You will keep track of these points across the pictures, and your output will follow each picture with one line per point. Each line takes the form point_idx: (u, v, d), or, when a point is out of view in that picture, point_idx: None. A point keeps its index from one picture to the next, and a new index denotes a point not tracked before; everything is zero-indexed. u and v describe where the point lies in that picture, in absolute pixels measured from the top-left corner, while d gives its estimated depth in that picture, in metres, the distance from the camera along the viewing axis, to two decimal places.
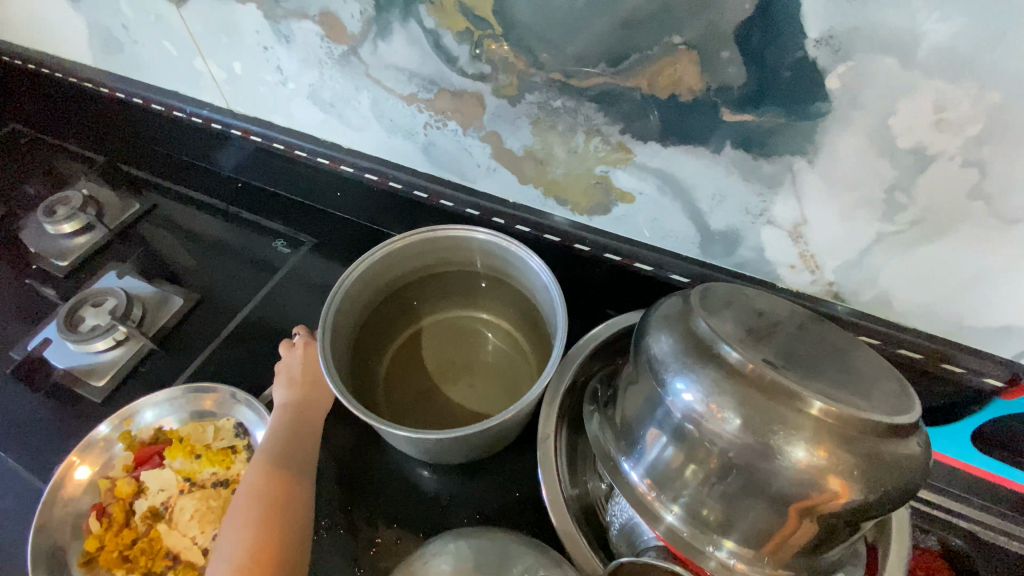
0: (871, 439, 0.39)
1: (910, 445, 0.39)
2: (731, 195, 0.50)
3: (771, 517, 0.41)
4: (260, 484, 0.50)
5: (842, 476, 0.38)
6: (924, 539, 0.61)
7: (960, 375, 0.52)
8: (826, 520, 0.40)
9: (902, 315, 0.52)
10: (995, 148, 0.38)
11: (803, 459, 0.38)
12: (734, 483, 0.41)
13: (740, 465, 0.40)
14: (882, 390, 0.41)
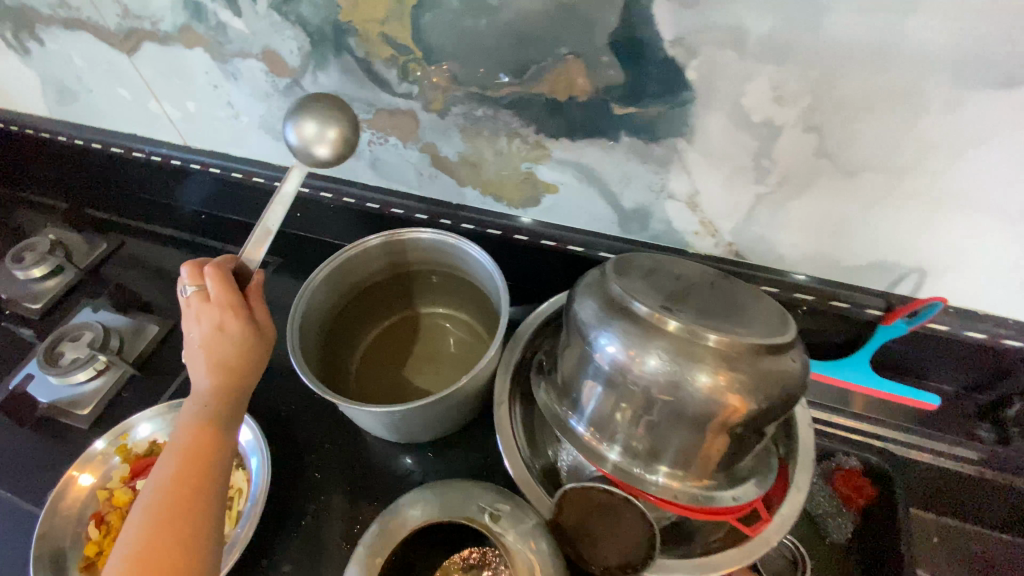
0: (758, 359, 0.47)
1: (790, 360, 0.48)
2: (636, 177, 0.58)
3: (690, 438, 0.49)
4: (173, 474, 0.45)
5: (737, 392, 0.46)
6: (846, 460, 0.69)
7: (847, 310, 0.62)
8: (732, 433, 0.48)
9: (793, 265, 0.61)
10: (825, 115, 0.47)
11: (706, 383, 0.46)
12: (656, 415, 0.49)
13: (658, 397, 0.48)
14: (763, 320, 0.50)
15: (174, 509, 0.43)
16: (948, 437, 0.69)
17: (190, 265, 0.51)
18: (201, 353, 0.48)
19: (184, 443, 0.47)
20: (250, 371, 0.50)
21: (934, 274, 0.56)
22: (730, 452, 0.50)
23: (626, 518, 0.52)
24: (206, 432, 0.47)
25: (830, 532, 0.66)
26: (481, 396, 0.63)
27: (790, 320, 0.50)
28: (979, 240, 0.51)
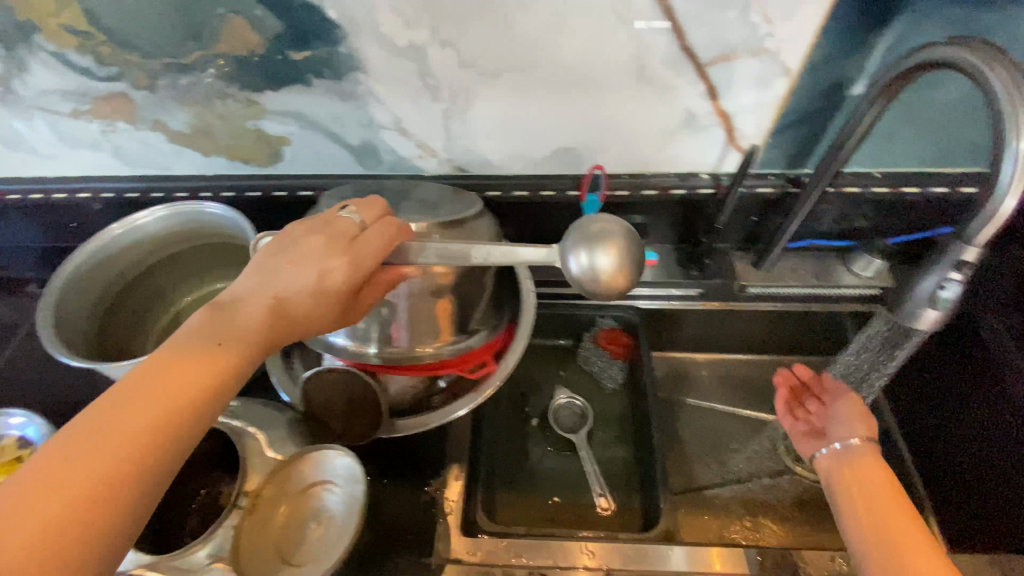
0: (456, 231, 0.57)
1: (480, 226, 0.60)
2: (343, 114, 0.66)
3: (424, 313, 0.58)
4: (201, 406, 0.39)
5: (446, 262, 0.56)
6: (607, 322, 0.87)
7: (556, 196, 0.74)
8: (454, 298, 0.58)
9: (504, 166, 0.72)
10: (448, 30, 0.57)
11: (422, 261, 0.55)
12: (391, 302, 0.56)
13: (387, 285, 0.55)
14: (452, 204, 0.61)
15: (166, 424, 0.37)
16: (677, 281, 0.81)
17: (377, 203, 0.50)
18: (304, 285, 0.44)
19: (168, 378, 0.38)
20: (267, 350, 0.43)
21: (601, 148, 0.69)
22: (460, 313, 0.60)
23: (356, 385, 0.59)
24: (205, 377, 0.39)
25: (603, 378, 0.88)
26: (254, 342, 0.67)
27: (474, 200, 0.63)
28: (610, 111, 0.64)
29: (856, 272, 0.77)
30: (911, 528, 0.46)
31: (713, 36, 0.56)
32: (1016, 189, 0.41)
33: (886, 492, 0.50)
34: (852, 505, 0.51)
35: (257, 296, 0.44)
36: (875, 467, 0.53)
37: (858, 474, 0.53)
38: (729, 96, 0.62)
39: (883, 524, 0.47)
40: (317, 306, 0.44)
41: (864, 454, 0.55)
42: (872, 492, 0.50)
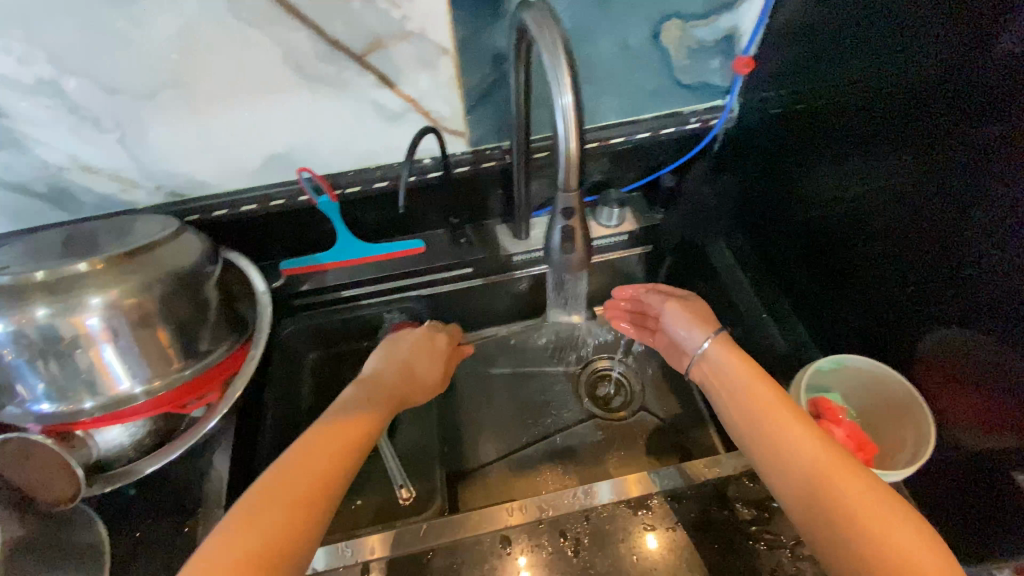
0: (138, 258, 0.59)
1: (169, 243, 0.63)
2: (9, 163, 0.62)
3: (129, 348, 0.59)
4: (351, 441, 0.53)
5: (130, 293, 0.58)
6: (393, 315, 0.86)
7: (285, 203, 0.73)
8: (157, 324, 0.60)
9: (220, 184, 0.71)
10: (73, 59, 0.55)
11: (99, 299, 0.56)
12: (81, 348, 0.57)
13: (66, 335, 0.56)
14: (139, 232, 0.63)
15: (305, 505, 0.45)
16: (445, 260, 0.82)
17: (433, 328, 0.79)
18: (371, 381, 0.65)
19: (310, 471, 0.47)
20: (399, 402, 0.65)
21: (310, 151, 0.69)
22: (182, 337, 0.62)
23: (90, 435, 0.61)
24: (352, 438, 0.53)
25: (403, 370, 0.88)
26: None
27: (170, 223, 0.65)
28: (297, 113, 0.64)
29: (604, 224, 0.82)
30: (824, 449, 0.46)
31: (351, 27, 0.57)
32: (572, 134, 0.44)
33: (785, 412, 0.50)
34: (761, 440, 0.50)
35: (381, 395, 0.62)
36: (766, 392, 0.53)
37: (758, 405, 0.52)
38: (404, 82, 0.64)
39: (792, 453, 0.47)
40: (383, 406, 0.60)
41: (745, 377, 0.55)
42: (779, 416, 0.50)
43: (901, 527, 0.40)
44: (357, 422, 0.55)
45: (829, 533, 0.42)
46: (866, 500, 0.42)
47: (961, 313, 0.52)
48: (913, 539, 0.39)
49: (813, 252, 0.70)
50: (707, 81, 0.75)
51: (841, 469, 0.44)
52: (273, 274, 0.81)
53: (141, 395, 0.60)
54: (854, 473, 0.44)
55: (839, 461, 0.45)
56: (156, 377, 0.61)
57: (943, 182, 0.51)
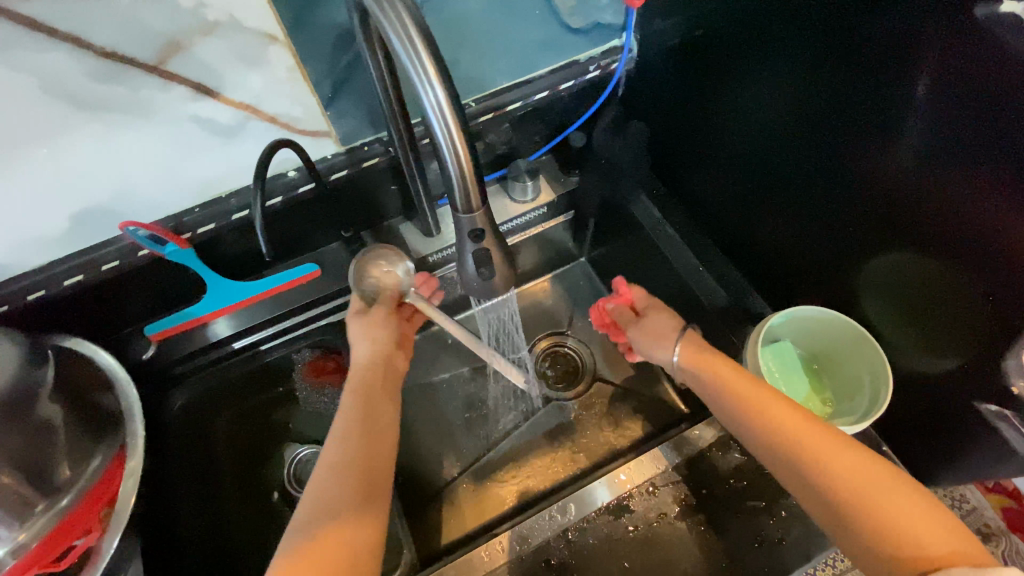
0: None
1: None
2: None
3: None
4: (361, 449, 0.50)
5: None
6: (306, 355, 0.73)
7: (123, 265, 0.56)
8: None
9: (22, 263, 0.54)
10: None
11: None
12: None
13: None
14: None
15: (354, 523, 0.45)
16: None
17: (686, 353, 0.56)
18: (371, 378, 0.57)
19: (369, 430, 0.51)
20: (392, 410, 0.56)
21: (132, 197, 0.53)
22: (33, 471, 0.49)
23: None
24: (375, 444, 0.50)
25: (330, 414, 0.73)
26: None
27: None
28: (93, 152, 0.49)
29: (519, 200, 0.74)
30: (877, 479, 0.43)
31: (133, 31, 0.44)
32: (456, 140, 0.36)
33: (770, 403, 0.48)
34: (791, 459, 0.46)
35: (364, 401, 0.54)
36: (783, 412, 0.48)
37: (745, 402, 0.49)
38: (229, 87, 0.50)
39: (821, 468, 0.44)
40: (380, 403, 0.55)
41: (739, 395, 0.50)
42: (766, 408, 0.48)
43: (913, 512, 0.41)
44: (352, 431, 0.51)
45: (859, 536, 0.42)
46: (909, 523, 0.40)
47: (911, 240, 0.49)
48: (911, 513, 0.41)
49: (740, 193, 0.66)
50: (599, 20, 0.68)
51: (893, 505, 0.41)
52: (137, 343, 0.66)
53: (6, 558, 0.48)
54: (903, 497, 0.42)
55: (864, 472, 0.43)
56: (22, 530, 0.49)
57: (873, 107, 0.47)
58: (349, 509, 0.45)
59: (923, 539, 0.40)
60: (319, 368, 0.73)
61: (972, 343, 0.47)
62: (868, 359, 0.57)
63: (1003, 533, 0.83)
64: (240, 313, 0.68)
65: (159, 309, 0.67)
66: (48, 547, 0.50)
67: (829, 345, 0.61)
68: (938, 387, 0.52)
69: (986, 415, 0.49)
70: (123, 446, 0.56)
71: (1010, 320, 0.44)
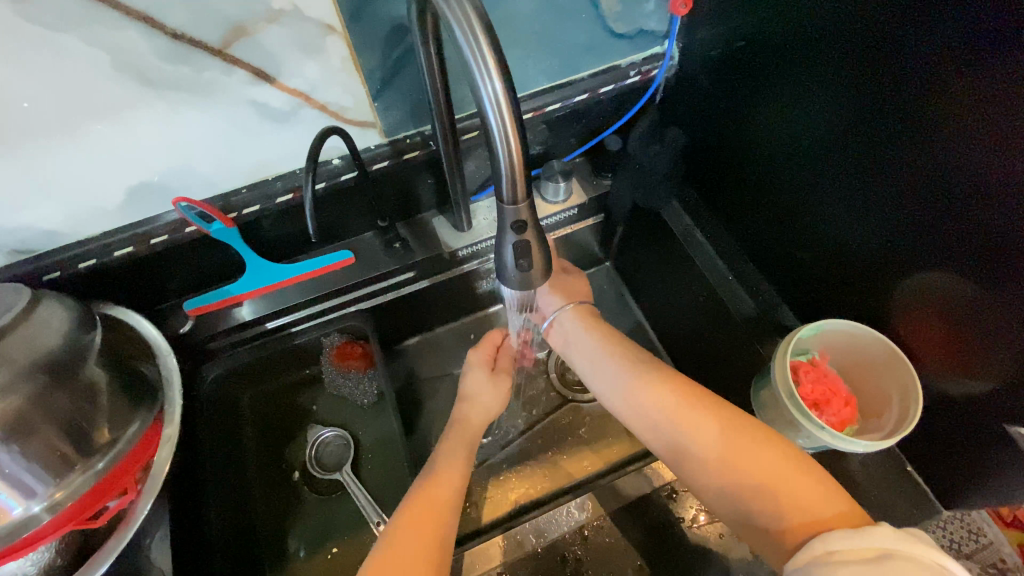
0: None
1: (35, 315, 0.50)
2: None
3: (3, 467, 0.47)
4: (450, 478, 0.56)
5: None
6: (334, 340, 0.74)
7: (171, 240, 0.60)
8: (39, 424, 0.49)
9: (78, 230, 0.57)
10: None
11: None
12: None
13: None
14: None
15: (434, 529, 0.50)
16: (383, 268, 0.71)
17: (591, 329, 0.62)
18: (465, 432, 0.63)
19: (449, 470, 0.57)
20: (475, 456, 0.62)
21: (186, 173, 0.56)
22: (77, 431, 0.51)
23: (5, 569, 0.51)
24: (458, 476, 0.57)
25: (358, 397, 0.76)
26: None
27: (25, 287, 0.51)
28: (153, 130, 0.51)
29: (551, 200, 0.75)
30: (772, 465, 0.46)
31: (201, 14, 0.45)
32: (510, 133, 0.37)
33: (682, 404, 0.51)
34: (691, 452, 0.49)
35: (460, 450, 0.61)
36: (684, 402, 0.51)
37: (659, 413, 0.52)
38: (286, 73, 0.52)
39: (747, 471, 0.46)
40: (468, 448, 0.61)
41: (655, 404, 0.52)
42: (681, 420, 0.50)
43: (800, 481, 0.44)
44: (446, 467, 0.58)
45: (752, 508, 0.45)
46: (796, 488, 0.44)
47: (945, 259, 0.49)
48: (801, 484, 0.44)
49: (772, 204, 0.66)
50: (644, 26, 0.67)
51: (766, 457, 0.46)
52: (176, 317, 0.68)
53: (44, 513, 0.50)
54: (806, 482, 0.44)
55: (777, 465, 0.46)
56: (58, 488, 0.50)
57: (914, 124, 0.47)
58: (431, 514, 0.52)
59: (803, 506, 0.43)
60: (347, 354, 0.74)
61: (1009, 367, 0.47)
62: (898, 376, 0.56)
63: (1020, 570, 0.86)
64: (274, 294, 0.70)
65: (199, 285, 0.70)
66: (86, 504, 0.52)
67: (863, 362, 0.60)
68: (970, 408, 0.52)
69: (1016, 439, 0.49)
70: (160, 414, 0.59)
71: None
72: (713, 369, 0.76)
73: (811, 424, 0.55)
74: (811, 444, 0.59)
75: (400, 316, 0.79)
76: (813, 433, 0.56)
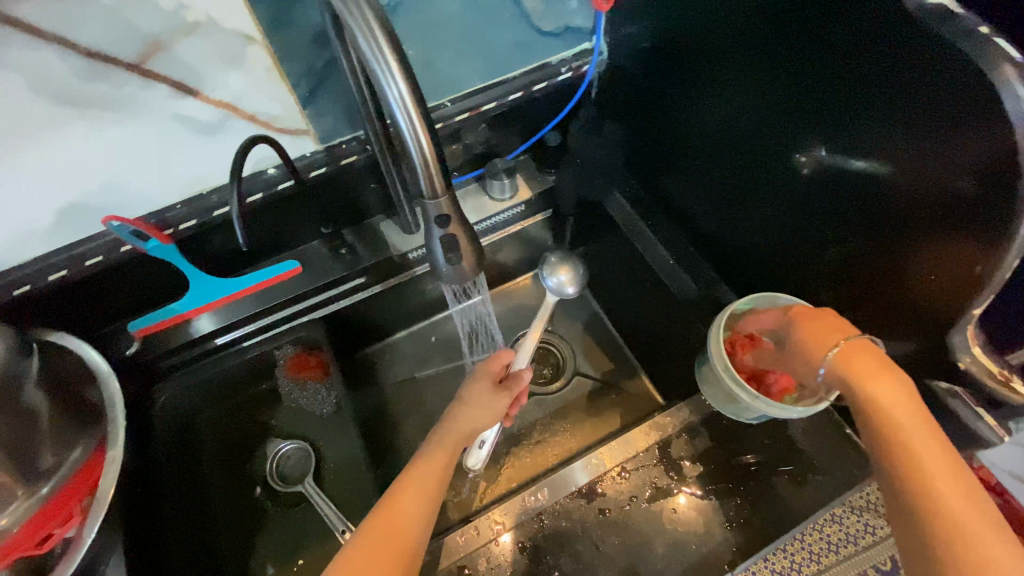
0: None
1: None
2: None
3: None
4: (414, 483, 0.52)
5: None
6: (287, 351, 0.73)
7: (107, 260, 0.59)
8: None
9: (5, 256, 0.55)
10: None
11: None
12: None
13: None
14: None
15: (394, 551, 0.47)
16: (332, 275, 0.71)
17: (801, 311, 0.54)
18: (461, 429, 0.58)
19: (417, 474, 0.53)
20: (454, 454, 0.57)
21: (116, 192, 0.56)
22: (16, 460, 0.50)
23: None
24: (427, 481, 0.53)
25: (315, 408, 0.75)
26: None
27: None
28: (78, 149, 0.51)
29: (497, 198, 0.76)
30: (968, 515, 0.40)
31: (115, 31, 0.46)
32: (419, 131, 0.38)
33: (900, 398, 0.45)
34: (889, 459, 0.44)
35: (438, 450, 0.56)
36: (910, 407, 0.45)
37: (874, 405, 0.46)
38: (209, 86, 0.52)
39: (939, 511, 0.41)
40: (451, 446, 0.57)
41: (876, 394, 0.46)
42: (895, 420, 0.44)
43: (988, 537, 0.39)
44: (418, 473, 0.53)
45: (927, 547, 0.40)
46: (980, 537, 0.39)
47: (862, 227, 0.51)
48: (988, 539, 0.39)
49: (708, 187, 0.68)
50: (570, 23, 0.71)
51: (947, 487, 0.41)
52: (121, 340, 0.67)
53: None
54: (1001, 543, 0.39)
55: (974, 514, 0.40)
56: (3, 516, 0.50)
57: (818, 102, 0.49)
58: (390, 532, 0.48)
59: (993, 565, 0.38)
60: (302, 364, 0.74)
61: (925, 326, 0.49)
62: None
63: None
64: (219, 308, 0.69)
65: (144, 306, 0.68)
66: (33, 529, 0.51)
67: None
68: (895, 369, 0.54)
69: (933, 392, 0.51)
70: (104, 438, 0.57)
71: (955, 302, 0.46)
72: (666, 353, 0.78)
73: (747, 395, 0.57)
74: (754, 416, 0.61)
75: (356, 324, 0.79)
76: (750, 404, 0.58)
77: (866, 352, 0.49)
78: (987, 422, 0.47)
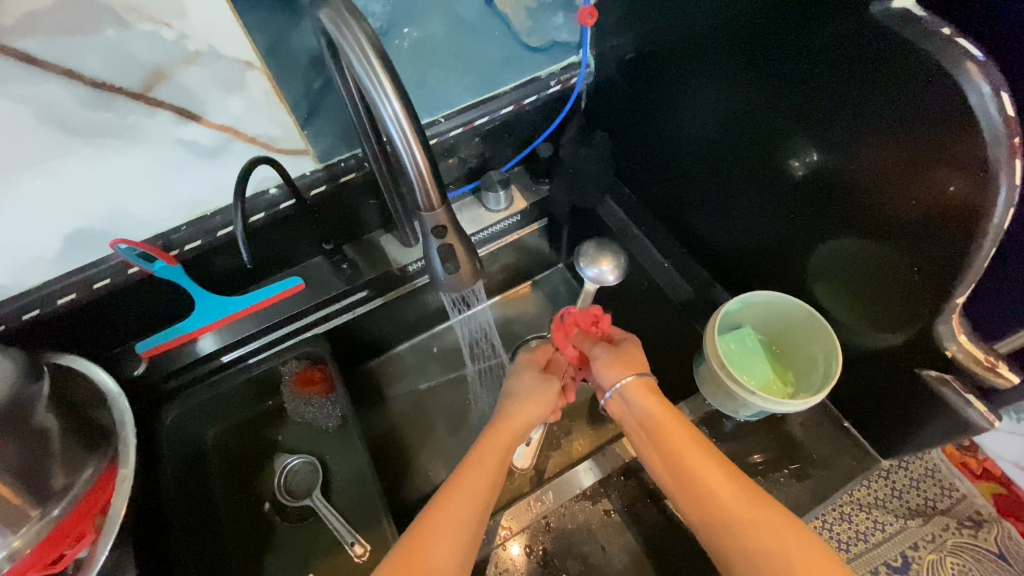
0: None
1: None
2: None
3: None
4: (468, 500, 0.49)
5: None
6: (293, 365, 0.73)
7: (114, 282, 0.61)
8: None
9: (16, 283, 0.57)
10: None
11: None
12: None
13: None
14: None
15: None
16: (334, 290, 0.73)
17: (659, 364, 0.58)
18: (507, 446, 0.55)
19: (470, 489, 0.50)
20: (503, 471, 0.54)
21: (122, 216, 0.58)
22: (30, 481, 0.51)
23: None
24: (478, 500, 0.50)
25: (320, 421, 0.76)
26: None
27: None
28: (84, 175, 0.52)
29: (493, 209, 0.78)
30: (772, 534, 0.44)
31: (117, 62, 0.47)
32: (413, 146, 0.40)
33: (678, 432, 0.52)
34: (695, 507, 0.48)
35: (489, 465, 0.53)
36: (687, 447, 0.51)
37: (665, 451, 0.51)
38: (210, 110, 0.54)
39: (754, 541, 0.44)
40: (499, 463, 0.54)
41: (646, 441, 0.54)
42: (680, 467, 0.50)
43: (794, 548, 0.43)
44: (469, 486, 0.50)
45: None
46: (766, 541, 0.44)
47: (847, 224, 0.53)
48: (791, 552, 0.43)
49: (699, 190, 0.69)
50: (557, 38, 0.74)
51: (751, 521, 0.45)
52: (129, 361, 0.69)
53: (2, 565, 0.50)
54: (807, 557, 0.43)
55: (778, 536, 0.44)
56: (15, 537, 0.50)
57: (797, 108, 0.51)
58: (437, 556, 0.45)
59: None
60: (306, 379, 0.74)
61: (910, 317, 0.51)
62: (820, 339, 0.60)
63: (994, 520, 0.89)
64: (223, 327, 0.70)
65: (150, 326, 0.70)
66: (44, 551, 0.52)
67: (790, 327, 0.64)
68: (886, 361, 0.55)
69: (926, 382, 0.52)
70: (114, 456, 0.59)
71: (937, 292, 0.47)
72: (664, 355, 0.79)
73: (743, 391, 0.58)
74: (753, 413, 0.62)
75: (358, 337, 0.81)
76: (748, 400, 0.59)
77: (652, 398, 0.55)
78: (976, 408, 0.49)
